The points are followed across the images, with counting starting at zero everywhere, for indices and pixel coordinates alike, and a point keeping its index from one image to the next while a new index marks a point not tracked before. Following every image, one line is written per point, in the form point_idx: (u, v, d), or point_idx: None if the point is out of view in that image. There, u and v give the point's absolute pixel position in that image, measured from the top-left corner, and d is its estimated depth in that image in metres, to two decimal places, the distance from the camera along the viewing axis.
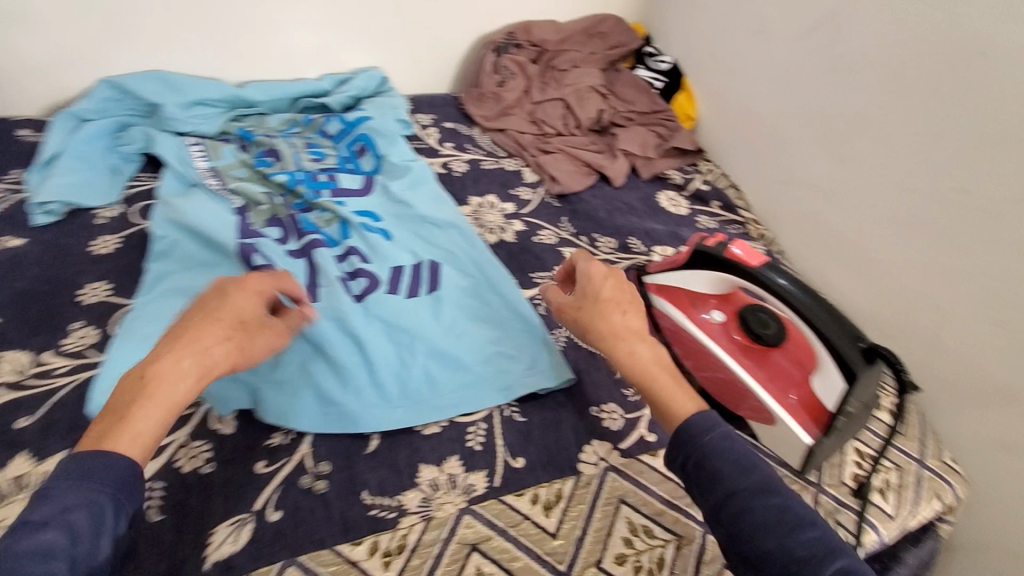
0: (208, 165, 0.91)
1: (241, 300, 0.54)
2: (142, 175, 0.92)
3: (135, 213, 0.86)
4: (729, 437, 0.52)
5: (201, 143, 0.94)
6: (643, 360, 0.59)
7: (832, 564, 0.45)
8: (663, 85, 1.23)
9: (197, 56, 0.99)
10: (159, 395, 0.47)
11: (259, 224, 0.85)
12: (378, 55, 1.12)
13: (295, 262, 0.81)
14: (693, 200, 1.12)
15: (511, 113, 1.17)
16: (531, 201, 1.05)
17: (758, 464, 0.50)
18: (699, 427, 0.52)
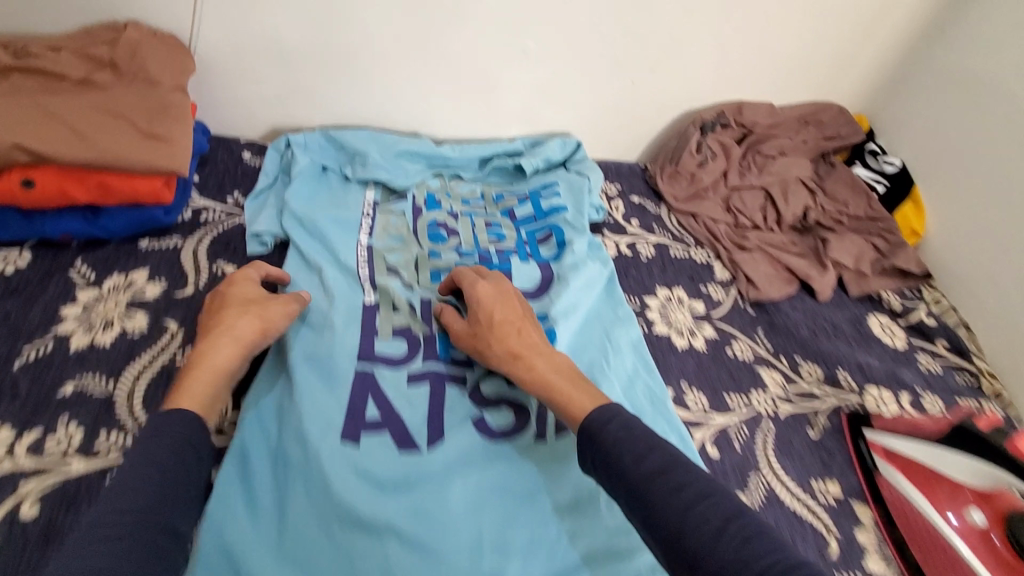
0: (368, 242, 0.86)
1: (241, 288, 0.69)
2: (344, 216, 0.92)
3: None
4: (630, 427, 0.56)
5: (371, 213, 0.90)
6: (540, 368, 0.66)
7: (728, 521, 0.46)
8: (885, 189, 1.08)
9: (409, 101, 1.00)
10: (204, 365, 0.59)
11: (384, 334, 0.76)
12: (578, 119, 1.08)
13: (417, 391, 0.71)
14: (911, 332, 0.97)
15: (705, 197, 1.08)
16: (723, 302, 0.94)
17: (654, 446, 0.54)
18: (599, 421, 0.57)
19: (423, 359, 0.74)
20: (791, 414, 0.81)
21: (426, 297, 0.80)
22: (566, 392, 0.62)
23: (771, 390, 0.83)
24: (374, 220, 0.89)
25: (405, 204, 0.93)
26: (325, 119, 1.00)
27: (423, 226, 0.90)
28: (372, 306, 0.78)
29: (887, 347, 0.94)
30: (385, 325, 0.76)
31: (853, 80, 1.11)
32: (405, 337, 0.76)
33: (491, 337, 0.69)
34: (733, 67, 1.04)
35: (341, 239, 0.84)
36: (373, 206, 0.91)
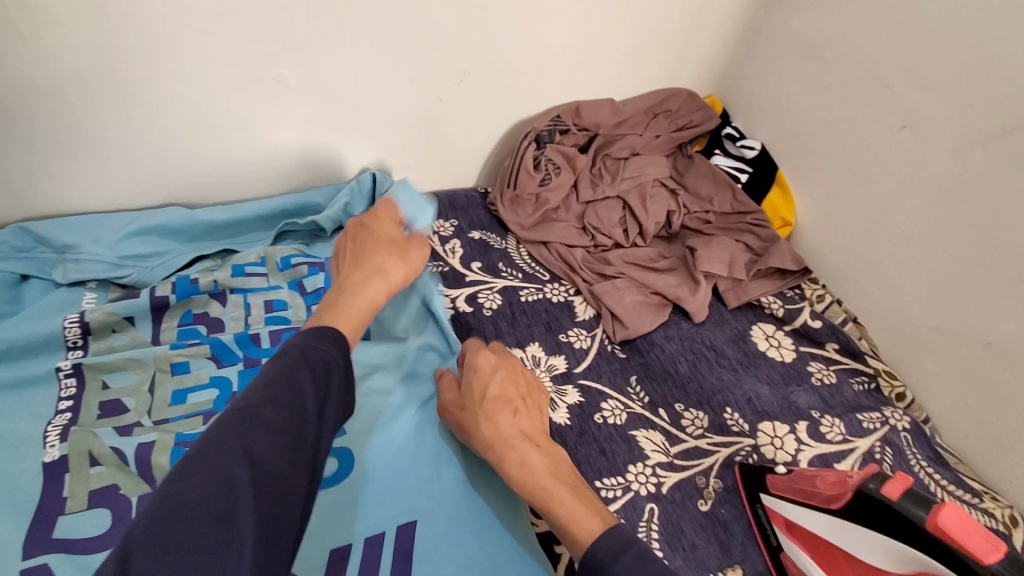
0: (74, 365, 0.63)
1: (382, 228, 0.72)
2: (69, 325, 0.65)
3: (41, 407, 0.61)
4: (647, 559, 0.46)
5: (84, 326, 0.65)
6: (536, 471, 0.56)
7: None
8: (748, 177, 0.96)
9: (148, 166, 0.76)
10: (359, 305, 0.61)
11: (78, 507, 0.55)
12: (387, 150, 0.87)
13: None
14: (800, 338, 0.84)
15: (556, 219, 0.91)
16: (587, 351, 0.78)
17: None
18: (607, 553, 0.47)
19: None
20: (677, 487, 0.66)
21: (149, 437, 0.60)
22: (566, 505, 0.53)
23: (650, 460, 0.67)
24: (87, 348, 0.66)
25: (136, 304, 0.68)
26: (33, 207, 0.74)
27: (169, 332, 0.69)
28: (57, 464, 0.57)
29: (776, 364, 0.80)
30: (79, 492, 0.56)
31: (694, 61, 0.98)
32: (112, 502, 0.55)
33: (481, 420, 0.60)
34: (559, 65, 0.88)
35: (23, 389, 0.62)
36: (81, 321, 0.66)
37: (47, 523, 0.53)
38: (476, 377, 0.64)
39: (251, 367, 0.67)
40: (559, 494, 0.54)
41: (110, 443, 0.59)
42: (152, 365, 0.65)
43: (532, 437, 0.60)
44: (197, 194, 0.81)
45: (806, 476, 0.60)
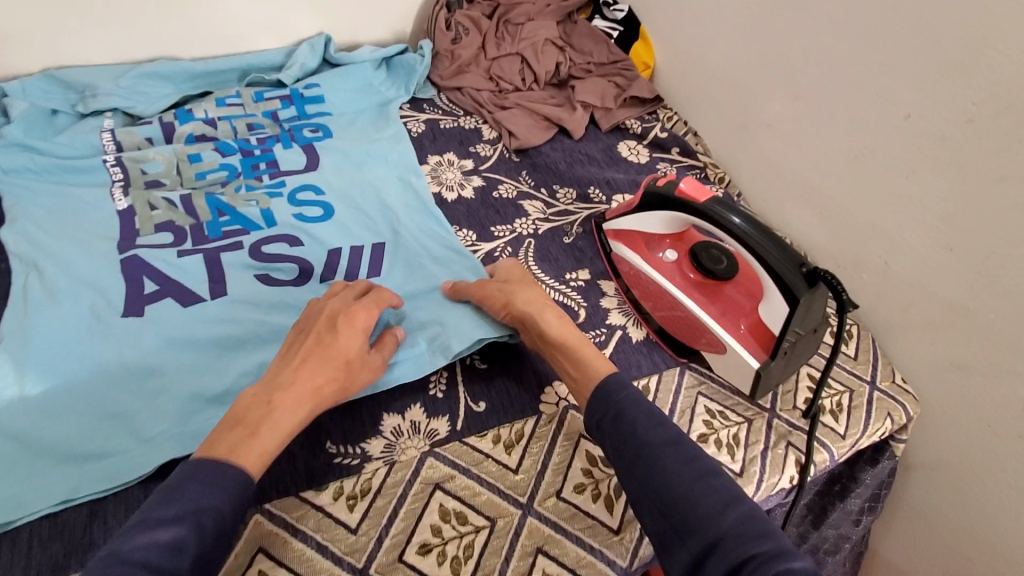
0: (115, 157, 0.86)
1: (348, 339, 0.61)
2: (106, 138, 0.89)
3: (85, 184, 0.84)
4: (641, 401, 0.59)
5: (114, 138, 0.90)
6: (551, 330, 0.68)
7: (734, 509, 0.50)
8: (619, 34, 1.22)
9: (139, 26, 0.98)
10: (280, 421, 0.53)
11: (148, 231, 0.79)
12: (327, 18, 1.10)
13: (191, 264, 0.76)
14: (653, 148, 1.13)
15: (468, 70, 1.15)
16: (490, 157, 1.05)
17: (662, 421, 0.57)
18: (615, 386, 0.60)
19: (192, 242, 0.79)
20: (549, 230, 0.94)
21: (187, 193, 0.84)
22: (580, 345, 0.66)
23: (533, 216, 0.95)
24: (121, 146, 0.89)
25: (151, 127, 0.92)
26: (50, 59, 0.96)
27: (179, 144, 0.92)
28: (127, 209, 0.81)
29: (633, 164, 1.09)
30: (147, 223, 0.80)
31: None
32: (171, 229, 0.80)
33: (522, 290, 0.72)
34: None
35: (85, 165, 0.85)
36: (112, 137, 0.90)
37: (130, 236, 0.78)
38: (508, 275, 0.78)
39: (246, 158, 0.91)
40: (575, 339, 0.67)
41: (162, 195, 0.83)
42: (175, 157, 0.88)
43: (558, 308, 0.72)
44: (179, 55, 1.03)
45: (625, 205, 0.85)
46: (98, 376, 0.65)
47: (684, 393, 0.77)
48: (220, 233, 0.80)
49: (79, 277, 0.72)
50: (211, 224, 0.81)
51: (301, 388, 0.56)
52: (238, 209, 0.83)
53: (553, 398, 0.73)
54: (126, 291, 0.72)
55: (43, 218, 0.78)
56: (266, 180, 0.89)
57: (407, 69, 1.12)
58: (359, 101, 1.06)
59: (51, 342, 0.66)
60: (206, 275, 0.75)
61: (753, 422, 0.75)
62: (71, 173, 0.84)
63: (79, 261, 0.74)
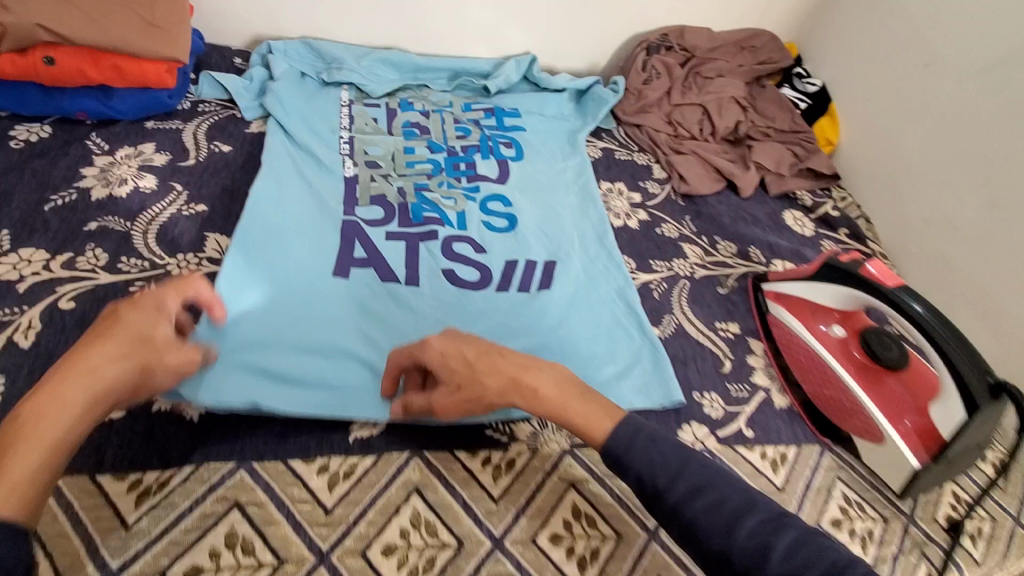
0: (349, 132, 1.00)
1: (136, 318, 0.55)
2: (344, 110, 1.04)
3: (319, 141, 0.96)
4: (655, 442, 0.56)
5: (350, 110, 1.05)
6: (545, 390, 0.59)
7: (783, 535, 0.50)
8: (807, 106, 1.22)
9: (384, 17, 1.12)
10: (41, 428, 0.46)
11: (365, 202, 0.90)
12: (537, 40, 1.20)
13: (393, 245, 0.85)
14: (820, 223, 1.11)
15: (650, 112, 1.21)
16: (658, 195, 1.09)
17: (687, 461, 0.55)
18: (622, 443, 0.56)
19: (398, 222, 0.88)
20: (706, 277, 0.96)
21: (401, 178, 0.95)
22: (583, 413, 0.58)
23: (692, 259, 0.98)
24: (352, 120, 1.03)
25: (379, 110, 1.07)
26: (307, 29, 1.11)
27: (397, 127, 1.05)
28: (352, 178, 0.92)
29: (797, 234, 1.08)
30: (364, 196, 0.91)
31: (781, 8, 1.24)
32: (382, 205, 0.90)
33: (478, 377, 0.59)
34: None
35: (326, 128, 0.99)
36: (349, 109, 1.05)
37: (351, 202, 0.89)
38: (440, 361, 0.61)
39: (450, 157, 1.02)
40: (575, 408, 0.59)
41: (382, 175, 0.95)
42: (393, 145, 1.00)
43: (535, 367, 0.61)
44: (406, 47, 1.17)
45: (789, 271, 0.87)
46: (304, 315, 0.74)
47: (822, 472, 0.75)
48: (422, 218, 0.90)
49: (307, 228, 0.84)
50: (415, 207, 0.91)
51: (75, 379, 0.49)
52: (439, 206, 0.93)
53: (689, 437, 0.75)
54: (342, 252, 0.82)
55: (286, 161, 0.92)
56: (464, 181, 0.98)
57: (598, 100, 1.19)
58: (551, 128, 1.14)
59: (276, 275, 0.77)
60: (404, 252, 0.84)
61: (889, 523, 0.72)
62: (314, 130, 0.98)
63: (310, 216, 0.85)
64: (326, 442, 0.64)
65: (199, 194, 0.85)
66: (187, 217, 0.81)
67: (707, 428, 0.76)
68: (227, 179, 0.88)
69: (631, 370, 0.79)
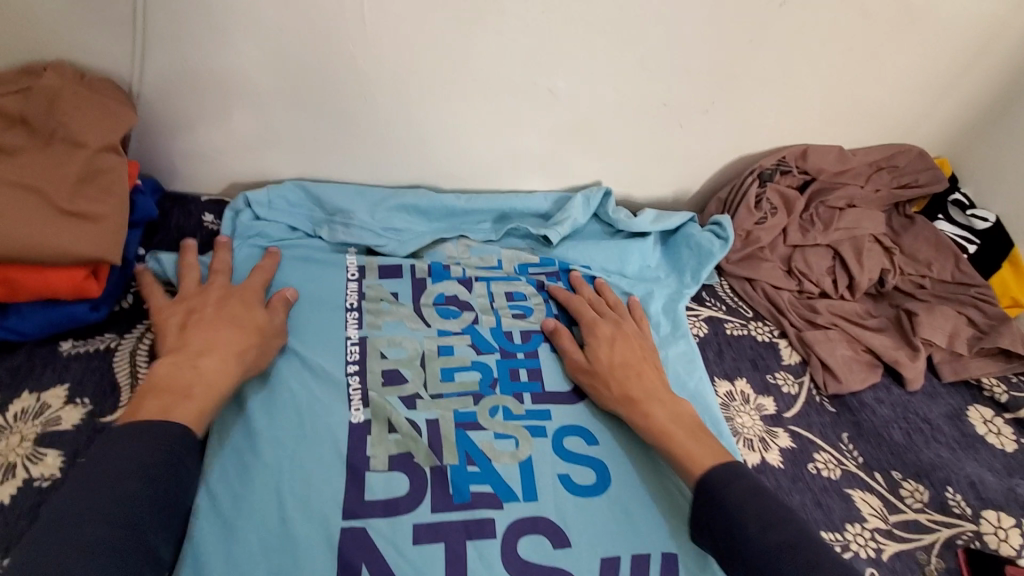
0: (359, 334, 0.72)
1: None
2: (353, 290, 0.77)
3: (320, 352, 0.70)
4: (756, 493, 0.56)
5: (360, 289, 0.77)
6: (656, 417, 0.64)
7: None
8: (977, 249, 0.91)
9: (413, 151, 0.84)
10: None
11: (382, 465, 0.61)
12: (616, 168, 0.91)
13: (427, 555, 0.56)
14: (1022, 429, 0.79)
15: (764, 259, 0.90)
16: (796, 397, 0.77)
17: (786, 518, 0.53)
18: (722, 479, 0.57)
19: (432, 504, 0.59)
20: (897, 556, 0.64)
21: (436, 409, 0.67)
22: (687, 446, 0.61)
23: (868, 523, 0.66)
24: (362, 313, 0.74)
25: (401, 283, 0.79)
26: (313, 168, 0.85)
27: (431, 309, 0.77)
28: (363, 425, 0.64)
29: (995, 451, 0.76)
30: (379, 453, 0.62)
31: (936, 118, 0.93)
32: (407, 470, 0.62)
33: (608, 372, 0.68)
34: (801, 108, 0.88)
35: (327, 332, 0.72)
36: (358, 290, 0.77)
37: (359, 485, 0.60)
38: (597, 343, 0.71)
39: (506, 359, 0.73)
40: (679, 437, 0.62)
41: (407, 416, 0.65)
42: (423, 345, 0.73)
43: (659, 392, 0.67)
44: (443, 184, 0.89)
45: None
46: None
47: None
48: (469, 494, 0.61)
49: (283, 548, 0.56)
50: (457, 472, 0.62)
51: None
52: (493, 460, 0.63)
53: None
54: None
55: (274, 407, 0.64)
56: (528, 401, 0.69)
57: (696, 248, 0.89)
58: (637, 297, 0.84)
59: None
60: (445, 573, 0.56)
61: None
62: (309, 337, 0.71)
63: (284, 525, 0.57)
64: None
65: None
66: None
67: None
68: None
69: None
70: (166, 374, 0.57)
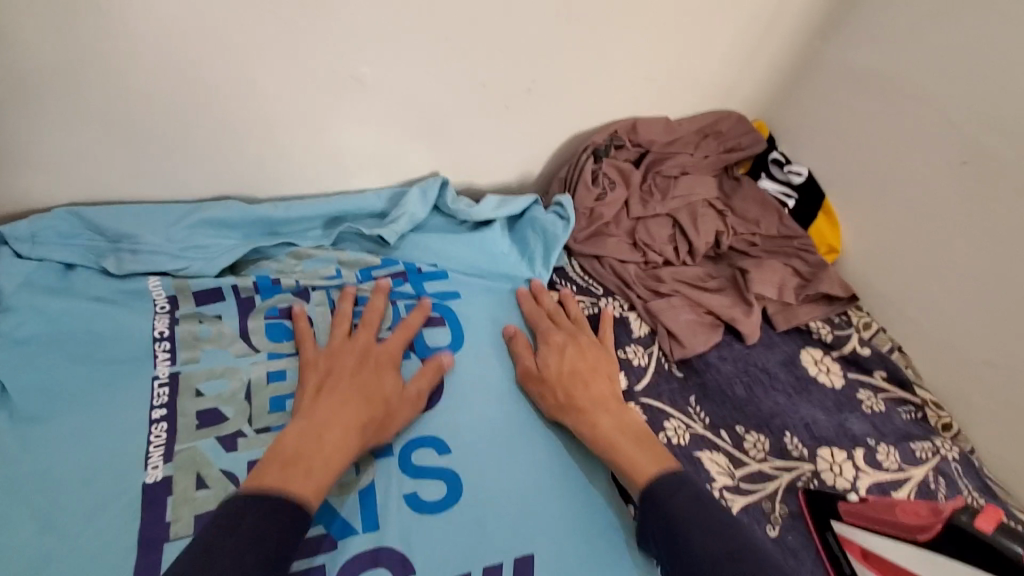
0: (172, 369, 0.63)
1: None
2: (162, 324, 0.66)
3: (117, 399, 0.59)
4: (701, 502, 0.53)
5: (173, 319, 0.66)
6: (601, 428, 0.63)
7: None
8: (795, 203, 0.97)
9: (210, 158, 0.74)
10: None
11: (185, 529, 0.53)
12: (450, 156, 0.86)
13: None
14: (848, 364, 0.85)
15: (608, 234, 0.90)
16: (645, 369, 0.77)
17: (732, 528, 0.51)
18: (673, 490, 0.53)
19: None
20: (745, 511, 0.65)
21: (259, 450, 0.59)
22: (631, 453, 0.59)
23: (716, 482, 0.67)
24: (174, 342, 0.65)
25: (225, 304, 0.69)
26: (88, 190, 0.72)
27: (258, 327, 0.68)
28: (158, 486, 0.55)
29: (827, 390, 0.81)
30: (183, 513, 0.54)
31: (748, 82, 0.98)
32: None
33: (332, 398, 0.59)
34: (625, 82, 0.89)
35: (122, 375, 0.61)
36: (170, 320, 0.66)
37: (152, 561, 0.51)
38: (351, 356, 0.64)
39: None
40: (623, 448, 0.60)
41: (222, 467, 0.57)
42: (250, 374, 0.64)
43: (605, 400, 0.66)
44: (257, 191, 0.80)
45: (886, 506, 0.62)
46: None
47: None
48: None
49: None
50: None
51: None
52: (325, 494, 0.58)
53: None
54: None
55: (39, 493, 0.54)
56: None
57: (541, 231, 0.87)
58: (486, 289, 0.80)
59: None
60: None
61: None
62: (93, 390, 0.60)
63: None
64: None
65: None
66: None
67: None
68: None
69: None
70: (273, 476, 0.51)
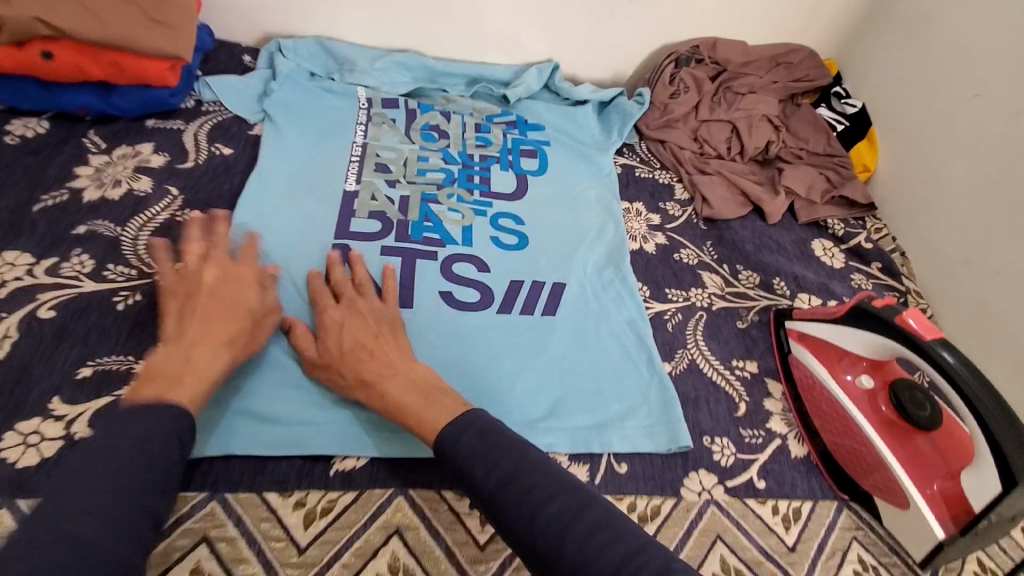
0: (362, 140, 0.99)
1: None
2: (360, 117, 1.02)
3: (333, 147, 0.97)
4: (488, 433, 0.58)
5: (367, 115, 1.03)
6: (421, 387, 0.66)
7: (582, 514, 0.51)
8: (845, 128, 1.14)
9: (402, 20, 1.09)
10: None
11: (362, 215, 0.88)
12: (563, 47, 1.15)
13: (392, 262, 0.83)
14: (851, 255, 1.04)
15: (675, 126, 1.14)
16: (678, 217, 1.03)
17: (518, 462, 0.55)
18: (455, 428, 0.59)
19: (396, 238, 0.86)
20: (723, 308, 0.90)
21: (405, 193, 0.93)
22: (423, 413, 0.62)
23: (709, 289, 0.92)
24: (367, 127, 1.01)
25: (397, 112, 1.04)
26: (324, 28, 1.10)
27: (416, 130, 1.03)
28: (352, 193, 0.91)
29: (825, 265, 1.01)
30: (363, 209, 0.89)
31: (824, 21, 1.16)
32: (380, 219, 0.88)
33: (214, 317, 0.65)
34: (712, 6, 1.12)
35: (338, 136, 0.98)
36: (367, 114, 1.03)
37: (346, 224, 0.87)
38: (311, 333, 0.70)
39: (465, 169, 0.99)
40: (413, 407, 0.63)
41: (387, 193, 0.92)
42: (405, 153, 0.99)
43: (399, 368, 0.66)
44: (428, 54, 1.14)
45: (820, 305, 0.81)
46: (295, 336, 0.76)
47: (837, 532, 0.70)
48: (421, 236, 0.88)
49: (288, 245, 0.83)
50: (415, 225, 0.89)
51: None
52: (443, 221, 0.90)
53: (695, 486, 0.71)
54: None
55: (292, 177, 0.91)
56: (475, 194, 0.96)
57: (621, 114, 1.13)
58: (572, 142, 1.09)
59: None
60: None
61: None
62: (322, 138, 0.97)
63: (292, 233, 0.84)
64: (306, 477, 0.67)
65: (191, 199, 0.86)
66: (157, 224, 0.82)
67: (715, 477, 0.72)
68: (222, 185, 0.89)
69: (635, 405, 0.76)
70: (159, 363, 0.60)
